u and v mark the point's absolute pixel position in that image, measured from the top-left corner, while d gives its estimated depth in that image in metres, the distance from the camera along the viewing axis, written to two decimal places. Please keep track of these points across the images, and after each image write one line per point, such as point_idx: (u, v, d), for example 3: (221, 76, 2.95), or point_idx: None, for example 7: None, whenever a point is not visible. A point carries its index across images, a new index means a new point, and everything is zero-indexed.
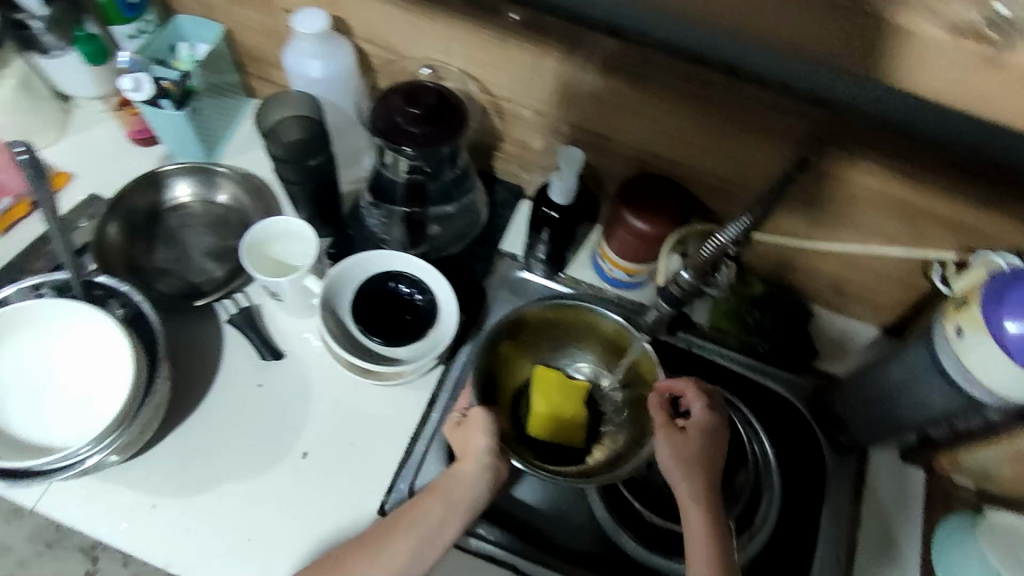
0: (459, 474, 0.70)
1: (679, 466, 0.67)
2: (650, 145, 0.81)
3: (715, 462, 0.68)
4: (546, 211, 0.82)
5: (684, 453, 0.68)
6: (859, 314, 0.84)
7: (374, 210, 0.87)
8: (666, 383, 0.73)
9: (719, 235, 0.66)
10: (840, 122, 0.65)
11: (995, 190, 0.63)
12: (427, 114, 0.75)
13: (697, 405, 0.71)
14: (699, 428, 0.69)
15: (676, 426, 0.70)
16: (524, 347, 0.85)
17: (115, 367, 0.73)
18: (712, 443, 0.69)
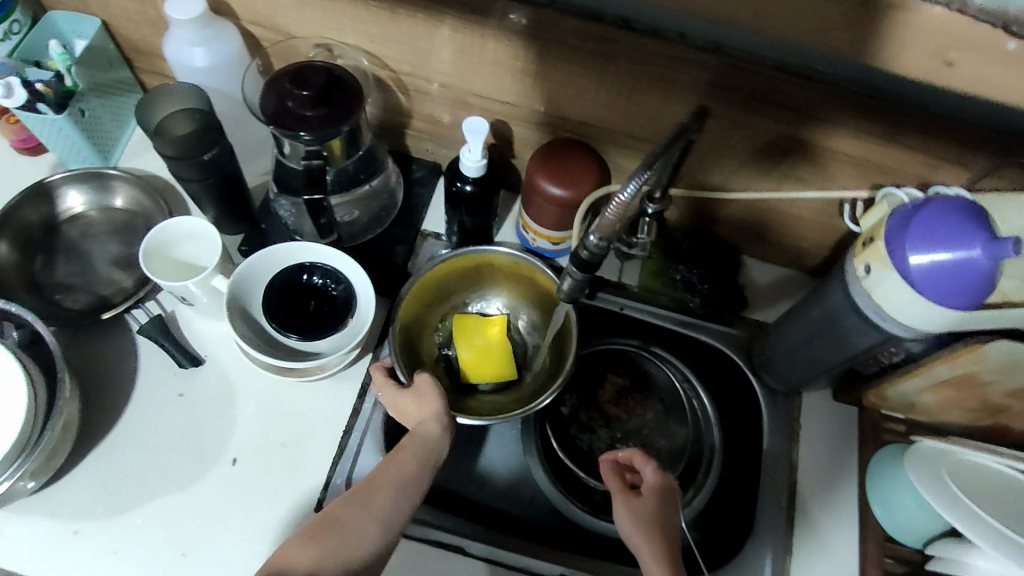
0: (419, 435, 0.63)
1: (638, 531, 0.64)
2: (551, 108, 0.72)
3: (670, 526, 0.65)
4: (461, 185, 0.72)
5: (641, 518, 0.65)
6: (786, 262, 0.85)
7: (283, 202, 0.76)
8: (614, 452, 0.70)
9: (616, 195, 0.56)
10: (737, 70, 0.60)
11: (895, 126, 0.60)
12: (317, 93, 0.64)
13: (647, 469, 0.68)
14: (654, 491, 0.66)
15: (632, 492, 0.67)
16: (432, 301, 0.80)
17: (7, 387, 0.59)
18: (668, 505, 0.66)
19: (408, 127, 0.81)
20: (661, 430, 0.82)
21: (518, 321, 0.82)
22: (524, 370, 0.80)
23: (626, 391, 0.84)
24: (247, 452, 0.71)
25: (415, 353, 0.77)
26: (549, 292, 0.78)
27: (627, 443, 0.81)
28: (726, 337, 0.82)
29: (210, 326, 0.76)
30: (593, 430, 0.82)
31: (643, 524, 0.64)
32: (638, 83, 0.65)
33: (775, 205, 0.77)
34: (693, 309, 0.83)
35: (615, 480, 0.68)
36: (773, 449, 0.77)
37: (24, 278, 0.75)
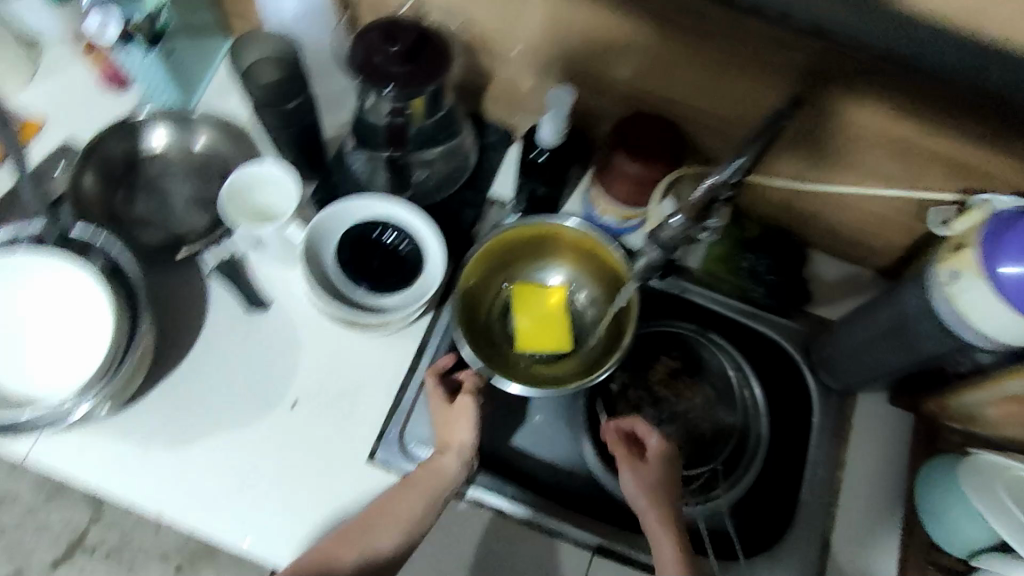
0: (438, 466, 0.66)
1: (645, 495, 0.66)
2: (638, 82, 0.71)
3: (674, 493, 0.67)
4: (536, 155, 0.73)
5: (647, 481, 0.67)
6: (855, 258, 0.84)
7: (359, 155, 0.77)
8: (618, 419, 0.72)
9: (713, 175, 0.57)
10: (839, 56, 0.59)
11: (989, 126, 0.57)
12: (405, 52, 0.64)
13: (652, 437, 0.70)
14: (659, 458, 0.69)
15: (636, 458, 0.69)
16: (497, 267, 0.80)
17: (95, 314, 0.62)
18: (673, 472, 0.68)
19: (487, 91, 0.81)
20: (709, 414, 0.81)
21: (575, 289, 0.82)
22: (580, 346, 0.80)
23: (678, 373, 0.83)
24: (307, 397, 0.73)
25: (473, 314, 0.78)
26: (616, 270, 0.77)
27: (672, 424, 0.81)
28: (786, 331, 0.81)
29: (280, 273, 0.78)
30: (640, 409, 0.82)
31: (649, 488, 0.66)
32: (729, 64, 0.64)
33: (854, 200, 0.75)
34: (755, 298, 0.82)
35: (620, 445, 0.70)
36: (822, 446, 0.77)
37: (106, 210, 0.78)
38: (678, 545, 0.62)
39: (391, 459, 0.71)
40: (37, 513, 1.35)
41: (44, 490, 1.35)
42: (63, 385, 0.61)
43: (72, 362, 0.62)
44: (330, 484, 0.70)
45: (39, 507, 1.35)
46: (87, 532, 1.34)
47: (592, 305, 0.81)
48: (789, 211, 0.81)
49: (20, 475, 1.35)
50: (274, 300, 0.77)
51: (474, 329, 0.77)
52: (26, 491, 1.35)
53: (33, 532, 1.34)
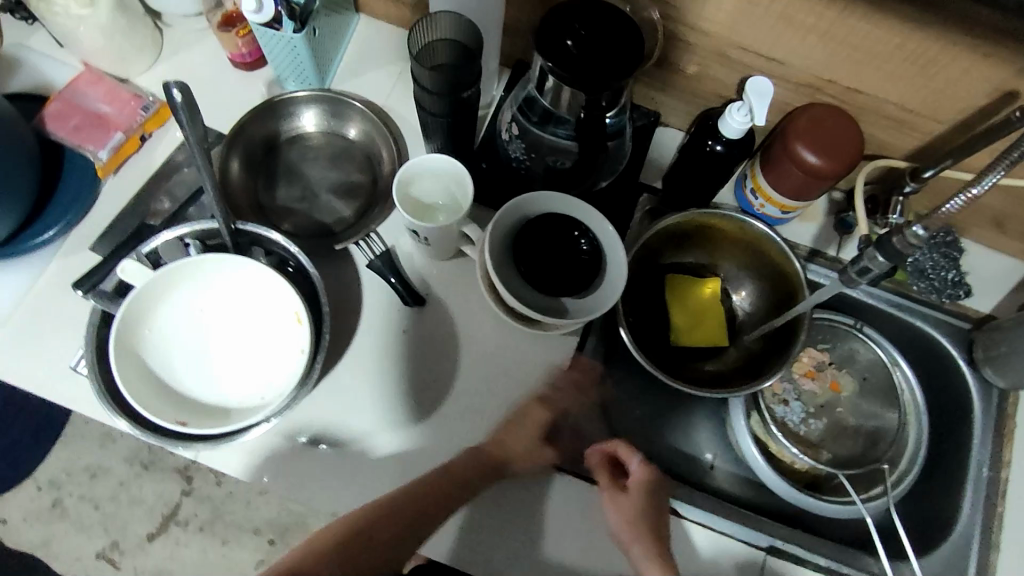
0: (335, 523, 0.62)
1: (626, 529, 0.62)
2: (826, 70, 0.67)
3: (662, 518, 0.63)
4: (711, 145, 0.69)
5: (628, 515, 0.63)
6: (1014, 252, 0.81)
7: (517, 142, 0.73)
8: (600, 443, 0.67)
9: (970, 191, 0.55)
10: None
11: None
12: (598, 41, 0.61)
13: (635, 461, 0.65)
14: (641, 486, 0.64)
15: (618, 488, 0.65)
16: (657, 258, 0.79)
17: (285, 322, 0.60)
18: (657, 498, 0.64)
19: (644, 74, 0.77)
20: (858, 407, 0.82)
21: (731, 278, 0.80)
22: (734, 344, 0.78)
23: (828, 367, 0.83)
24: (471, 398, 0.71)
25: (633, 310, 0.77)
26: (782, 274, 0.75)
27: (821, 419, 0.82)
28: (949, 329, 0.79)
29: (436, 265, 0.75)
30: (787, 402, 0.83)
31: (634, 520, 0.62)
32: (946, 53, 0.60)
33: None
34: (914, 293, 0.80)
35: (602, 469, 0.66)
36: (984, 445, 0.75)
37: (251, 198, 0.75)
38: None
39: (563, 459, 0.70)
40: (127, 488, 1.32)
41: (136, 463, 1.32)
42: (254, 396, 0.59)
43: (262, 372, 0.60)
44: None
45: (132, 479, 1.32)
46: (180, 505, 1.32)
47: (751, 304, 0.79)
48: None
49: (111, 447, 1.32)
50: (429, 293, 0.74)
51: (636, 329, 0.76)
52: (116, 463, 1.32)
53: (127, 504, 1.31)
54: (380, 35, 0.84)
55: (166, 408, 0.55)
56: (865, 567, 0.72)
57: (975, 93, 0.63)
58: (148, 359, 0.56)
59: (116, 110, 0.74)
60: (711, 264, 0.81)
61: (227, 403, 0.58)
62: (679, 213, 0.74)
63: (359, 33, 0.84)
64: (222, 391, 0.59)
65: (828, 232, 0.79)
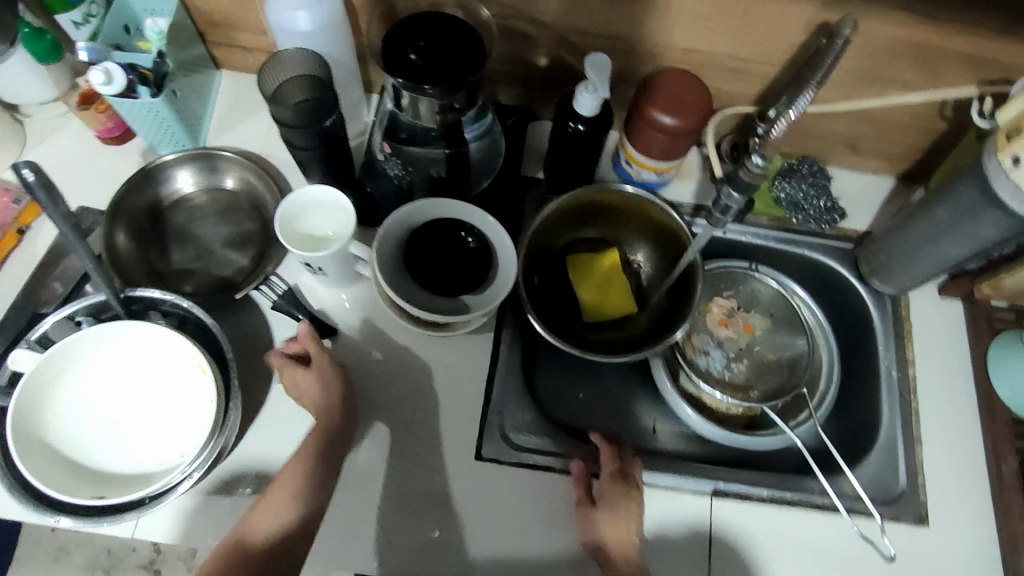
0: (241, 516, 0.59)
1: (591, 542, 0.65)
2: (661, 37, 0.72)
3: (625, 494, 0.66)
4: (573, 126, 0.72)
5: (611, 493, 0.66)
6: (875, 169, 0.87)
7: (393, 160, 0.76)
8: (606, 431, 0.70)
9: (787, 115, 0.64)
10: None
11: None
12: (440, 49, 0.63)
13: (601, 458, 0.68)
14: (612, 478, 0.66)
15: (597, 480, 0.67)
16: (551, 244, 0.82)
17: (189, 377, 0.60)
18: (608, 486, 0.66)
19: (502, 74, 0.80)
20: (770, 341, 0.87)
21: (625, 245, 0.84)
22: (646, 306, 0.82)
23: (736, 310, 0.88)
24: (403, 414, 0.72)
25: (540, 297, 0.80)
26: (669, 230, 0.78)
27: (741, 361, 0.86)
28: (836, 252, 0.84)
29: (342, 294, 0.76)
30: (707, 352, 0.86)
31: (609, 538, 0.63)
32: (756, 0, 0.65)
33: (877, 112, 0.78)
34: (794, 225, 0.85)
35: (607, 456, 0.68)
36: (889, 351, 0.80)
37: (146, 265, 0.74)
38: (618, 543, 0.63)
39: (501, 452, 0.71)
40: None
41: (96, 570, 1.23)
42: (173, 454, 0.58)
43: (178, 428, 0.59)
44: (438, 501, 0.69)
45: None
46: None
47: (651, 265, 0.83)
48: (811, 135, 0.83)
49: (67, 560, 1.23)
50: (341, 322, 0.75)
51: (547, 314, 0.79)
52: (76, 572, 1.22)
53: None
54: (246, 87, 0.86)
55: (84, 486, 0.55)
56: (806, 489, 0.73)
57: (795, 32, 0.68)
58: (56, 443, 0.56)
59: None
60: (605, 236, 0.84)
61: (147, 468, 0.58)
62: (563, 195, 0.76)
63: (224, 88, 0.85)
64: (142, 457, 0.58)
65: (702, 185, 0.84)
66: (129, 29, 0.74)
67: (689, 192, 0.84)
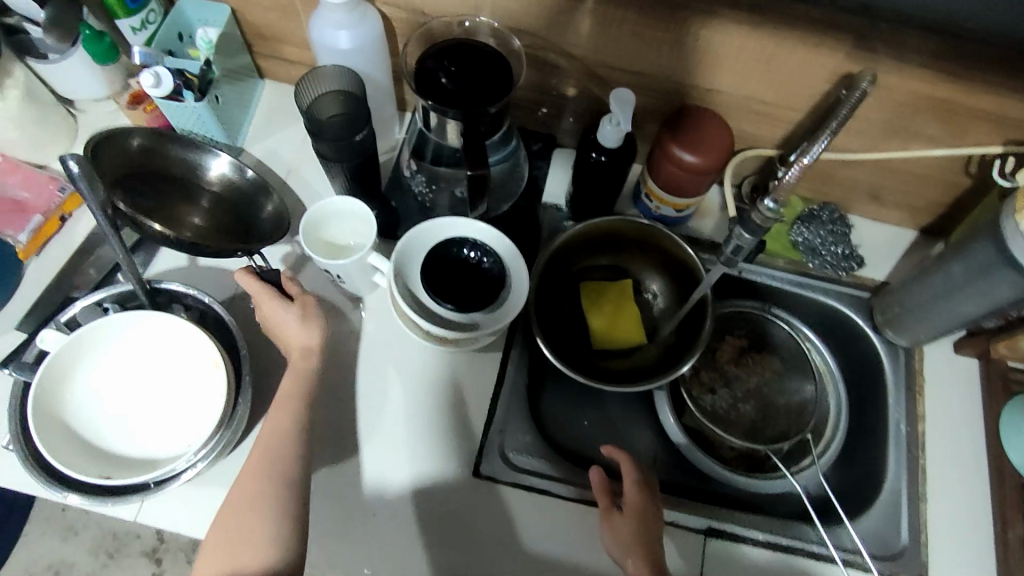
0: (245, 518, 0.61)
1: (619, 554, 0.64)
2: (687, 76, 0.73)
3: (650, 513, 0.65)
4: (595, 157, 0.74)
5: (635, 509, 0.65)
6: (897, 221, 0.87)
7: (419, 177, 0.78)
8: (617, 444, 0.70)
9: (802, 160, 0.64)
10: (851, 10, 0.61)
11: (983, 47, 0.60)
12: (468, 75, 0.66)
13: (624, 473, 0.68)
14: (635, 496, 0.66)
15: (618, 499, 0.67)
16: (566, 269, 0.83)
17: (203, 369, 0.63)
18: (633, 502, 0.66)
19: (531, 101, 0.82)
20: (778, 385, 0.87)
21: (638, 277, 0.85)
22: (655, 338, 0.82)
23: (746, 351, 0.88)
24: (406, 424, 0.73)
25: (551, 322, 0.81)
26: (683, 265, 0.79)
27: (748, 401, 0.86)
28: (851, 301, 0.84)
29: (359, 302, 0.78)
30: (714, 390, 0.86)
31: (637, 550, 0.63)
32: (782, 48, 0.67)
33: (901, 164, 0.78)
34: (810, 270, 0.85)
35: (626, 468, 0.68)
36: (899, 404, 0.79)
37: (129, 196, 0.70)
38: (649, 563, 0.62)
39: (498, 471, 0.71)
40: None
41: (101, 554, 1.26)
42: (180, 442, 0.61)
43: (186, 417, 0.62)
44: (433, 514, 0.70)
45: (98, 572, 1.25)
46: None
47: (663, 298, 0.84)
48: (833, 183, 0.84)
49: (75, 540, 1.26)
50: (355, 329, 0.77)
51: (557, 338, 0.80)
52: (81, 555, 1.25)
53: None
54: (286, 98, 0.90)
55: (92, 465, 0.58)
56: (803, 536, 0.73)
57: (819, 80, 0.69)
58: (71, 422, 0.59)
59: (34, 196, 0.78)
60: (619, 267, 0.85)
61: (154, 454, 0.60)
62: (580, 224, 0.78)
63: (265, 97, 0.89)
64: (151, 443, 0.61)
65: (720, 224, 0.85)
66: (182, 36, 0.79)
67: (707, 229, 0.85)
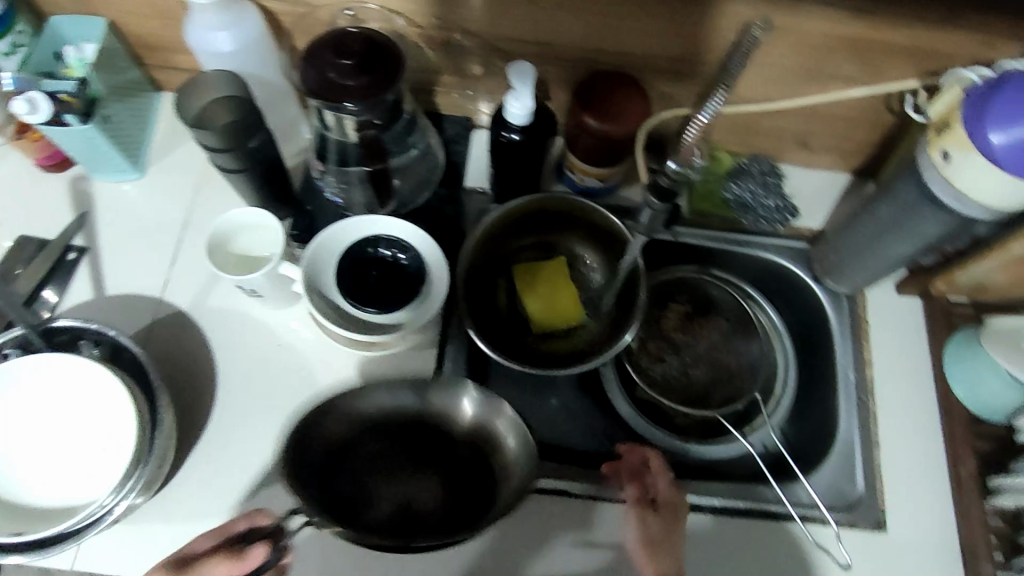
0: None
1: (645, 551, 0.62)
2: (592, 41, 0.70)
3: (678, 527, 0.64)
4: (507, 135, 0.71)
5: (665, 519, 0.64)
6: (830, 165, 0.85)
7: (329, 177, 0.75)
8: (643, 450, 0.69)
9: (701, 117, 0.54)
10: None
11: None
12: (360, 66, 0.62)
13: (662, 480, 0.67)
14: (668, 506, 0.65)
15: (646, 503, 0.65)
16: (495, 256, 0.80)
17: (111, 405, 0.60)
18: (669, 512, 0.65)
19: (441, 85, 0.79)
20: (728, 349, 0.85)
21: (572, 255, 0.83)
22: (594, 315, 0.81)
23: (691, 316, 0.87)
24: None
25: (486, 312, 0.79)
26: (613, 237, 0.77)
27: (697, 367, 0.84)
28: (790, 252, 0.83)
29: (282, 314, 0.75)
30: (664, 359, 0.85)
31: (665, 555, 0.62)
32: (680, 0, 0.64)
33: (823, 108, 0.76)
34: (746, 226, 0.83)
35: (659, 471, 0.67)
36: (846, 352, 0.78)
37: (418, 390, 0.65)
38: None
39: None
40: None
41: None
42: (99, 483, 0.59)
43: (100, 456, 0.60)
44: None
45: None
46: None
47: (598, 273, 0.82)
48: (761, 134, 0.81)
49: None
50: (281, 342, 0.74)
51: (492, 328, 0.78)
52: None
53: None
54: None
55: (1, 522, 0.56)
56: (760, 496, 0.71)
57: (725, 31, 0.67)
58: None
59: None
60: (554, 249, 0.83)
61: (73, 500, 0.59)
62: (502, 207, 0.75)
63: (167, 110, 0.85)
64: (69, 489, 0.59)
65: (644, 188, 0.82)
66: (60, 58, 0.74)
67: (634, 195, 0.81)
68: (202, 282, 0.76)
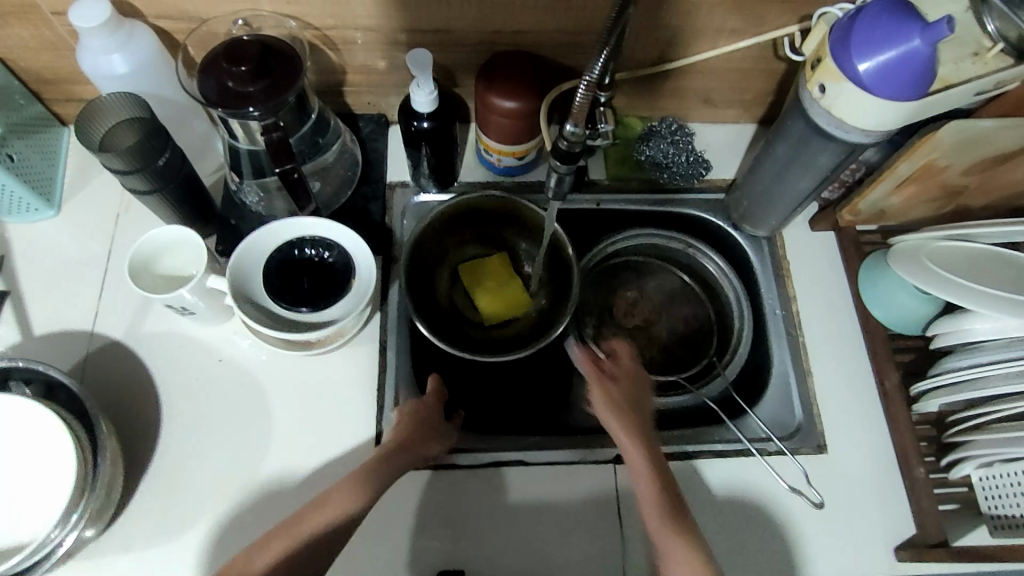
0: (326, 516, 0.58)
1: (608, 405, 0.65)
2: (488, 23, 0.72)
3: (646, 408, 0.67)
4: (417, 125, 0.72)
5: (628, 394, 0.67)
6: (735, 118, 0.89)
7: (249, 187, 0.76)
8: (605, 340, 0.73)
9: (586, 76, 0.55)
10: None
11: None
12: (257, 71, 0.62)
13: (626, 358, 0.71)
14: (627, 376, 0.69)
15: (608, 375, 0.69)
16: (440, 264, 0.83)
17: (43, 440, 0.60)
18: (637, 390, 0.68)
19: (348, 84, 0.80)
20: (668, 314, 0.91)
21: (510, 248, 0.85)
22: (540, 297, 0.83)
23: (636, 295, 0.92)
24: (292, 435, 0.71)
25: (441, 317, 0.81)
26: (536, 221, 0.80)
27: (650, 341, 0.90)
28: (709, 205, 0.86)
29: (221, 329, 0.75)
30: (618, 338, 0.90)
31: (619, 403, 0.65)
32: None
33: (717, 63, 0.79)
34: (664, 186, 0.86)
35: (624, 352, 0.71)
36: (771, 290, 0.82)
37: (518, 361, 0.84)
38: (653, 459, 0.61)
39: None
40: None
41: None
42: (44, 518, 0.58)
43: (41, 492, 0.59)
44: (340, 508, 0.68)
45: None
46: None
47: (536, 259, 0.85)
48: (665, 95, 0.85)
49: None
50: (222, 357, 0.74)
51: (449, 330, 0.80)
52: None
53: None
54: None
55: None
56: (704, 438, 0.75)
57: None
58: None
59: None
60: (482, 240, 0.85)
61: (19, 538, 0.58)
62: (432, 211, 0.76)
63: (77, 143, 0.84)
64: (9, 527, 0.59)
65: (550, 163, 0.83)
66: None
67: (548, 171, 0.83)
68: (133, 309, 0.75)
